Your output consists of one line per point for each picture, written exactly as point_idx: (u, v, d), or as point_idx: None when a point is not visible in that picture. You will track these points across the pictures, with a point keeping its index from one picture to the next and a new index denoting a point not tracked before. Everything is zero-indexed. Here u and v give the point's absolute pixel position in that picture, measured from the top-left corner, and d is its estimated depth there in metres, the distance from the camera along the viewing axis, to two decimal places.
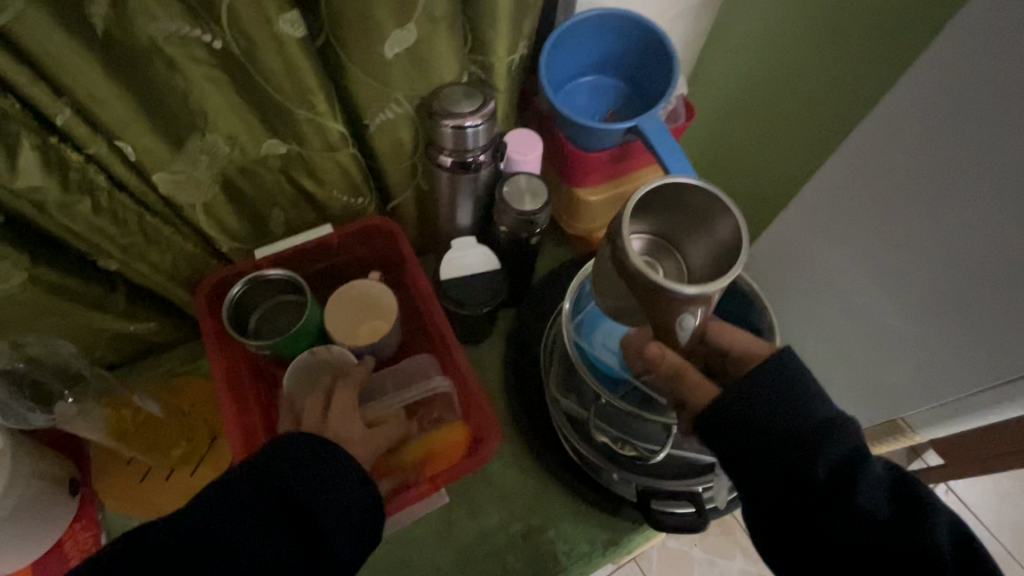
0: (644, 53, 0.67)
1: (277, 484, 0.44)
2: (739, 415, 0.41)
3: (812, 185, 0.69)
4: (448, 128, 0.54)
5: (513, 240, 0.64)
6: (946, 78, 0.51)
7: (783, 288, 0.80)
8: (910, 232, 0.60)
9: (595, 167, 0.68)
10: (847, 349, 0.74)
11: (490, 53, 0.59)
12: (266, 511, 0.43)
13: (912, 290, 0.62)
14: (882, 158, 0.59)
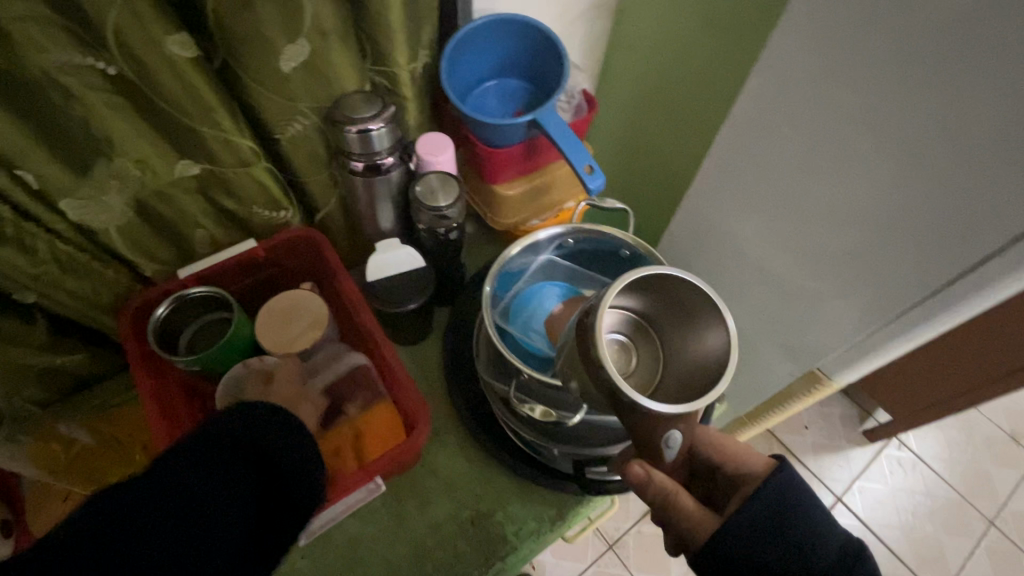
0: (539, 53, 0.72)
1: (249, 444, 0.47)
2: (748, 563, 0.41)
3: (713, 161, 0.75)
4: (352, 133, 0.57)
5: (433, 237, 0.67)
6: (807, 44, 0.57)
7: (704, 262, 0.85)
8: (799, 189, 0.65)
9: (506, 163, 0.72)
10: (765, 310, 0.79)
11: (389, 62, 0.63)
12: (237, 464, 0.45)
13: (810, 244, 0.68)
14: (767, 125, 0.65)
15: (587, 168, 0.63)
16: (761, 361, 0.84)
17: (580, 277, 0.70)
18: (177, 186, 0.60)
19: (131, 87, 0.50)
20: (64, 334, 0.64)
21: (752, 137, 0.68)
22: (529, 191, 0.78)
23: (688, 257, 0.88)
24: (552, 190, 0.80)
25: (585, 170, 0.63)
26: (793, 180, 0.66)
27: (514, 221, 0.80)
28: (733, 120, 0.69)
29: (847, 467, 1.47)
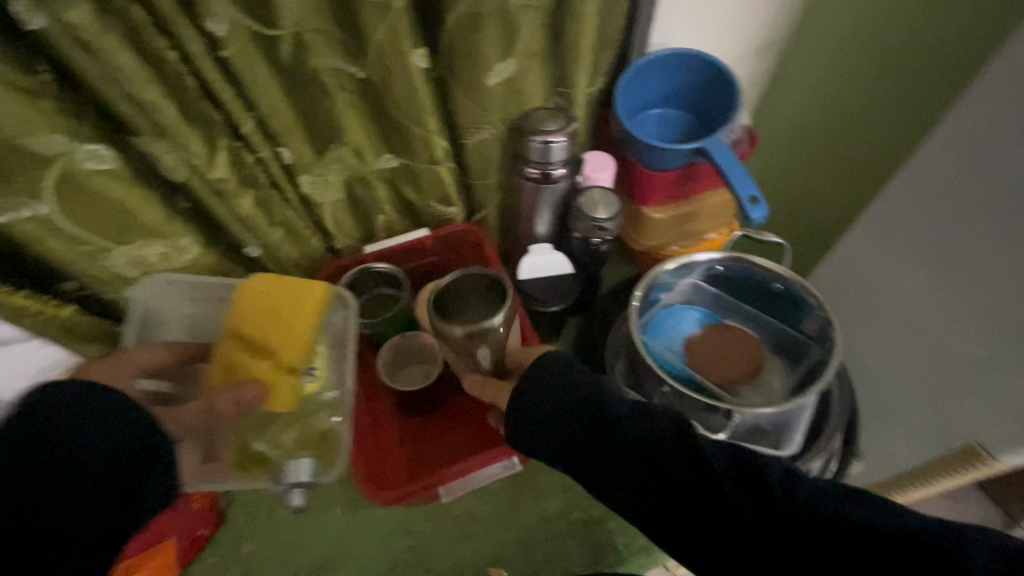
0: (709, 88, 0.75)
1: (100, 423, 0.44)
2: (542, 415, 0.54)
3: (888, 202, 0.72)
4: (536, 143, 0.64)
5: (585, 245, 0.72)
6: (1005, 89, 0.56)
7: (853, 312, 0.81)
8: (980, 242, 0.61)
9: (661, 186, 0.75)
10: (918, 371, 0.72)
11: (572, 85, 0.69)
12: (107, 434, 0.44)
13: (988, 301, 0.62)
14: (958, 168, 0.62)
15: (751, 198, 0.65)
16: (901, 431, 0.76)
17: (723, 305, 0.71)
18: (378, 174, 0.70)
19: (370, 89, 0.60)
20: None
21: (937, 179, 0.65)
22: (675, 216, 0.80)
23: (836, 305, 0.84)
24: (697, 220, 0.81)
25: (748, 200, 0.65)
26: (978, 230, 0.61)
27: (654, 243, 0.83)
28: (918, 161, 0.67)
29: None
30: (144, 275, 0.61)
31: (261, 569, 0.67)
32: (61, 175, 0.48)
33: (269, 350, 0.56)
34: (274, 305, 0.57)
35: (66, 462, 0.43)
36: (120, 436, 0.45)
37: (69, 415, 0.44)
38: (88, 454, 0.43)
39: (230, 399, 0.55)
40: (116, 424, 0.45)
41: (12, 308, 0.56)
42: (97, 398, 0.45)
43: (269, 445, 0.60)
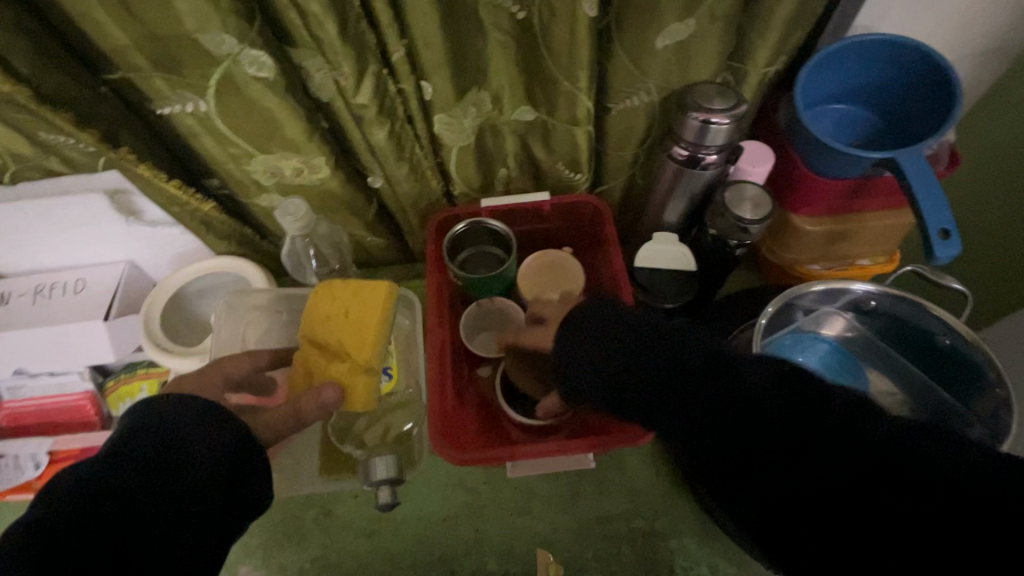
0: (919, 87, 0.62)
1: (179, 456, 0.42)
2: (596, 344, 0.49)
3: None
4: (694, 121, 0.56)
5: (718, 244, 0.64)
6: None
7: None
8: None
9: (825, 194, 0.65)
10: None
11: (748, 60, 0.60)
12: (174, 468, 0.41)
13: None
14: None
15: (941, 232, 0.53)
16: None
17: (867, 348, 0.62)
18: (511, 126, 0.67)
19: (527, 32, 0.56)
20: (383, 222, 0.77)
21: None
22: (827, 232, 0.69)
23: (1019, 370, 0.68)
24: (851, 241, 0.70)
25: (937, 233, 0.53)
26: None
27: (790, 258, 0.73)
28: None
29: None
30: (277, 187, 0.63)
31: (326, 484, 0.70)
32: (225, 76, 0.49)
33: (343, 352, 0.57)
34: (342, 311, 0.58)
35: (145, 506, 0.40)
36: (202, 462, 0.42)
37: (123, 475, 0.40)
38: (167, 493, 0.41)
39: (314, 399, 0.52)
40: (187, 459, 0.42)
41: (163, 194, 0.60)
42: (161, 435, 0.42)
43: (353, 445, 0.69)
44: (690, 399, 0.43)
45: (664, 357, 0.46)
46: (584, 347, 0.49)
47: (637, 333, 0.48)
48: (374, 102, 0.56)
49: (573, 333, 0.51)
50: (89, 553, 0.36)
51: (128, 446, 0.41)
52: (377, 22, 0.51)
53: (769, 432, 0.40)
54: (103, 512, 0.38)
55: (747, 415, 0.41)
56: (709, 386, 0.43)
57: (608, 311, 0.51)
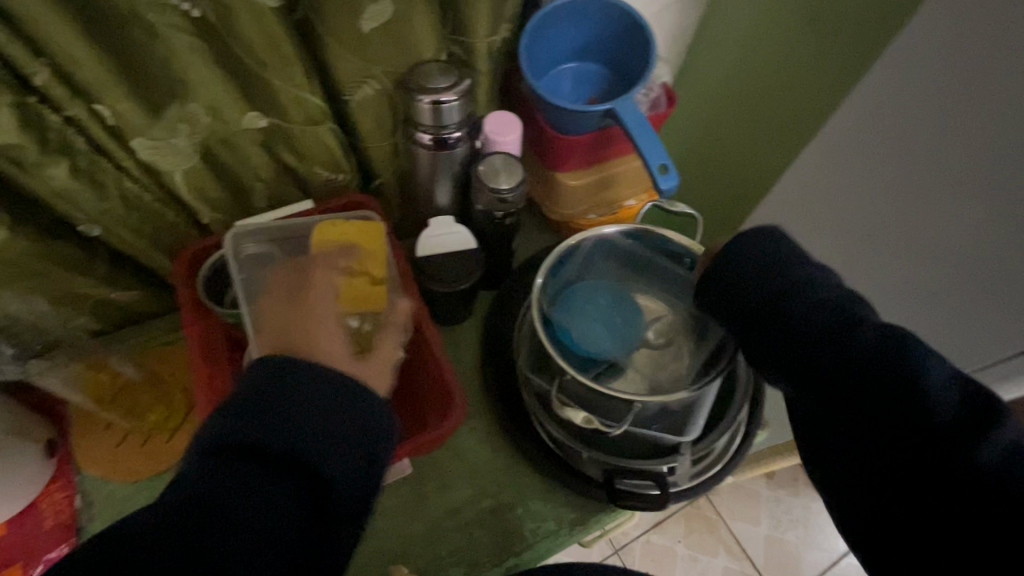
0: (626, 40, 0.68)
1: (288, 437, 0.39)
2: (778, 314, 0.47)
3: (825, 147, 0.68)
4: (425, 104, 0.56)
5: (489, 219, 0.66)
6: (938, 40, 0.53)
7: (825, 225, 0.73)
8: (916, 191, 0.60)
9: (574, 150, 0.69)
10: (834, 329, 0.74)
11: (468, 32, 0.60)
12: (280, 466, 0.39)
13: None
14: (915, 81, 0.56)
15: (662, 166, 0.60)
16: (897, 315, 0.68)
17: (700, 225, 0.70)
18: (244, 136, 0.59)
19: (212, 31, 0.49)
20: (127, 269, 0.65)
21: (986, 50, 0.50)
22: (592, 183, 0.74)
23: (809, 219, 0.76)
24: (617, 186, 0.76)
25: (658, 169, 0.60)
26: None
27: (572, 213, 0.78)
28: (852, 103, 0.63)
29: None
30: None
31: None
32: None
33: (357, 256, 0.58)
34: (353, 241, 0.60)
35: (260, 516, 0.37)
36: (323, 447, 0.40)
37: (241, 464, 0.38)
38: (271, 490, 0.38)
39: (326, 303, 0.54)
40: (316, 447, 0.40)
41: None
42: (273, 386, 0.42)
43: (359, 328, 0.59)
44: (853, 393, 0.44)
45: (825, 346, 0.45)
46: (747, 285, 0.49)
47: (802, 313, 0.46)
48: (29, 138, 0.46)
49: (731, 292, 0.50)
50: (226, 545, 0.36)
51: (228, 435, 0.39)
52: None
53: (877, 418, 0.43)
54: (209, 525, 0.36)
55: (866, 406, 0.43)
56: (861, 387, 0.43)
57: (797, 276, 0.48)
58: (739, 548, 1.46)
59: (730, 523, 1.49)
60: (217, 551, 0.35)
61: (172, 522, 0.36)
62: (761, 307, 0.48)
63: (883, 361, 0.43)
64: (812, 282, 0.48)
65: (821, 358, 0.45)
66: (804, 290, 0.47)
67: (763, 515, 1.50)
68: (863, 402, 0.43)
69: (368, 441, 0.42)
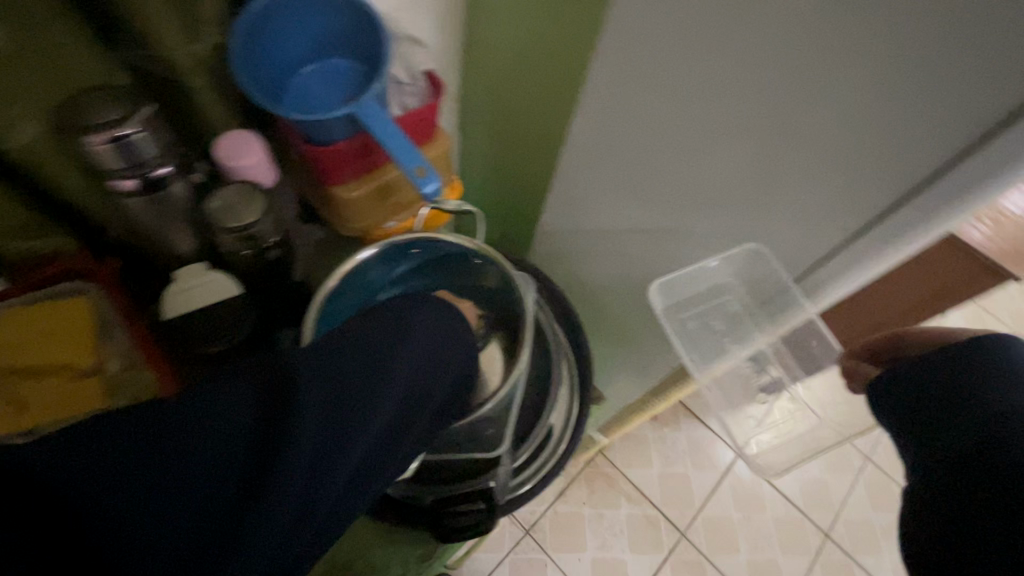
0: (363, 29, 0.59)
1: (308, 394, 0.35)
2: (916, 382, 0.46)
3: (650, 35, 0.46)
4: (100, 144, 0.45)
5: (245, 259, 0.57)
6: None
7: (755, 270, 0.60)
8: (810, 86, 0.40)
9: (338, 163, 0.62)
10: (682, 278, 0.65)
11: (156, 45, 0.49)
12: (315, 412, 0.35)
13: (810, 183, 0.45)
14: None
15: (419, 168, 0.56)
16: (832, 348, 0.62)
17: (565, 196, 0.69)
18: None
19: None
20: None
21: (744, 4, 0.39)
22: (374, 192, 0.67)
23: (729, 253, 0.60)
24: (402, 191, 0.70)
25: (416, 171, 0.56)
26: (797, 82, 0.41)
27: (364, 226, 0.71)
28: None
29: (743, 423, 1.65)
30: None
31: None
32: None
33: (55, 355, 0.49)
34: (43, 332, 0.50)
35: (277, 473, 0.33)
36: (352, 386, 0.37)
37: (236, 415, 0.33)
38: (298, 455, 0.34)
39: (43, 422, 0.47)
40: (258, 400, 0.34)
41: None
42: (383, 341, 0.40)
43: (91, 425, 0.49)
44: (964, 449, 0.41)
45: (959, 391, 0.43)
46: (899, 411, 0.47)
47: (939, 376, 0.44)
48: None
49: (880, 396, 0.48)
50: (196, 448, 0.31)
51: (224, 408, 0.33)
52: None
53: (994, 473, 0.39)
54: (220, 493, 0.32)
55: (982, 477, 0.39)
56: (979, 432, 0.41)
57: (985, 362, 0.42)
58: (639, 494, 1.55)
59: (627, 472, 1.57)
60: (174, 448, 0.31)
61: (167, 406, 0.33)
62: (912, 386, 0.46)
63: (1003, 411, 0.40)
64: (917, 368, 0.46)
65: (963, 395, 0.42)
66: (908, 386, 0.46)
67: (655, 456, 1.60)
68: (978, 459, 0.40)
69: (381, 374, 0.38)
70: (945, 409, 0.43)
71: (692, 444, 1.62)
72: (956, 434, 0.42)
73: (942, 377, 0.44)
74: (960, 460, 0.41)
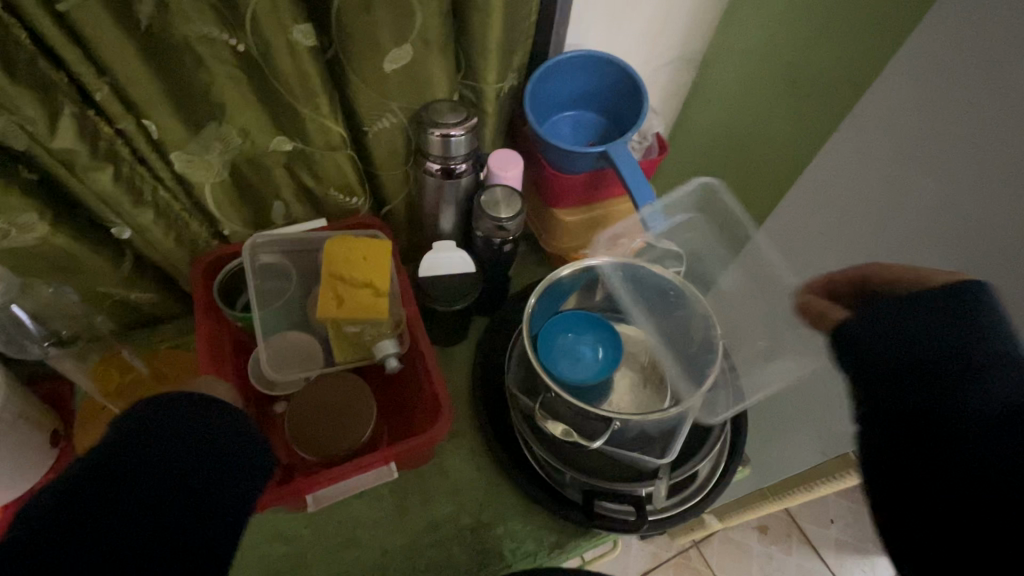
0: (621, 90, 0.74)
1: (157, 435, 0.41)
2: (871, 326, 0.43)
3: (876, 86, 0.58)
4: (435, 136, 0.62)
5: (488, 247, 0.71)
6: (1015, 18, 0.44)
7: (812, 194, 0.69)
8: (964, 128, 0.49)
9: (571, 189, 0.75)
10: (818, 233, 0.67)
11: (479, 79, 0.67)
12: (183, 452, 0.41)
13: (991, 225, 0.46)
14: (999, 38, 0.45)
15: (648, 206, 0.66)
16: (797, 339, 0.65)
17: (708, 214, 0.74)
18: (270, 156, 0.65)
19: (252, 65, 0.56)
20: (142, 270, 0.70)
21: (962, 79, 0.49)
22: (586, 220, 0.80)
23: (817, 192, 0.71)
24: (608, 225, 0.81)
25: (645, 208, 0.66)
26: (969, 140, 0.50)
27: (568, 247, 0.83)
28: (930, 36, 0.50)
29: (869, 575, 1.45)
30: None
31: None
32: None
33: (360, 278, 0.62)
34: (359, 255, 0.61)
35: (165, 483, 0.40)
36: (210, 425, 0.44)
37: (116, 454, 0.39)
38: (143, 479, 0.39)
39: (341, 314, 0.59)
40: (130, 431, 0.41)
41: None
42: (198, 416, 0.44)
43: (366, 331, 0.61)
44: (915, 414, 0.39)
45: (911, 351, 0.40)
46: (873, 327, 0.43)
47: (917, 335, 0.40)
48: (82, 145, 0.52)
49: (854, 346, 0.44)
50: (122, 502, 0.38)
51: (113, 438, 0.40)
52: (62, 61, 0.48)
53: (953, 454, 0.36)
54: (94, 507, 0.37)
55: (919, 450, 0.38)
56: (929, 386, 0.39)
57: (960, 306, 0.40)
58: None
59: None
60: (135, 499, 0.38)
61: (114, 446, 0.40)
62: (868, 348, 0.42)
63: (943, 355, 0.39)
64: (872, 317, 0.43)
65: (910, 350, 0.40)
66: (874, 326, 0.43)
67: (755, 573, 1.45)
68: (933, 428, 0.38)
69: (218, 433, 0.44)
70: (898, 399, 0.40)
71: None
72: (907, 397, 0.40)
73: (921, 329, 0.40)
74: (928, 428, 0.38)
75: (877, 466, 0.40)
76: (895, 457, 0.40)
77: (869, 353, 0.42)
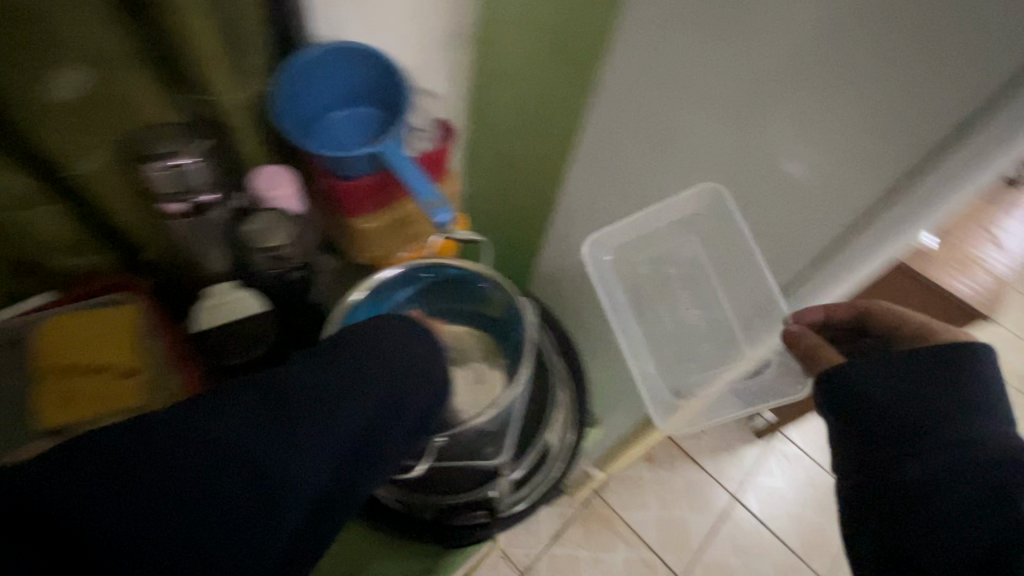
0: (385, 82, 0.68)
1: (198, 427, 0.36)
2: (866, 395, 0.45)
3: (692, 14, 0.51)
4: (159, 169, 0.54)
5: (271, 280, 0.63)
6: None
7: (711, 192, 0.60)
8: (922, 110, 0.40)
9: (360, 197, 0.69)
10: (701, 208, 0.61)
11: (205, 93, 0.56)
12: (216, 461, 0.36)
13: (882, 214, 0.46)
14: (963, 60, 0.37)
15: (432, 201, 0.63)
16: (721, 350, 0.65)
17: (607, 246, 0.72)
18: None
19: None
20: None
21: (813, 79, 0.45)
22: (389, 223, 0.74)
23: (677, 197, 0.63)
24: (415, 223, 0.77)
25: (430, 203, 0.63)
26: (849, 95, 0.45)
27: (379, 253, 0.77)
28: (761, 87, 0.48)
29: (742, 467, 1.64)
30: None
31: None
32: None
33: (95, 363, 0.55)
34: (82, 339, 0.54)
35: (166, 498, 0.34)
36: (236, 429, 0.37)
37: (71, 492, 0.32)
38: (200, 492, 0.35)
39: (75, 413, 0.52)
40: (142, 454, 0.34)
41: None
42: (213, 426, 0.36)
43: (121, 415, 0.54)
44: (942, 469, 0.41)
45: (903, 416, 0.44)
46: (876, 372, 0.45)
47: (925, 396, 0.44)
48: None
49: (835, 400, 0.46)
50: (152, 522, 0.33)
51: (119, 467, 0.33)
52: None
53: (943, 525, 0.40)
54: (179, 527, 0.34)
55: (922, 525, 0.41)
56: (938, 454, 0.42)
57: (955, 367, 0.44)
58: (636, 537, 1.53)
59: (622, 514, 1.56)
60: (157, 509, 0.33)
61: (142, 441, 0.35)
62: (861, 407, 0.45)
63: (925, 429, 0.43)
64: (864, 373, 0.45)
65: (890, 421, 0.44)
66: (852, 375, 0.45)
67: (650, 498, 1.59)
68: (917, 489, 0.42)
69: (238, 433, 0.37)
70: (899, 443, 0.43)
71: (690, 486, 1.61)
72: (903, 459, 0.43)
73: (917, 415, 0.43)
74: (915, 505, 0.41)
75: (882, 519, 0.43)
76: (863, 496, 0.44)
77: (863, 396, 0.45)
